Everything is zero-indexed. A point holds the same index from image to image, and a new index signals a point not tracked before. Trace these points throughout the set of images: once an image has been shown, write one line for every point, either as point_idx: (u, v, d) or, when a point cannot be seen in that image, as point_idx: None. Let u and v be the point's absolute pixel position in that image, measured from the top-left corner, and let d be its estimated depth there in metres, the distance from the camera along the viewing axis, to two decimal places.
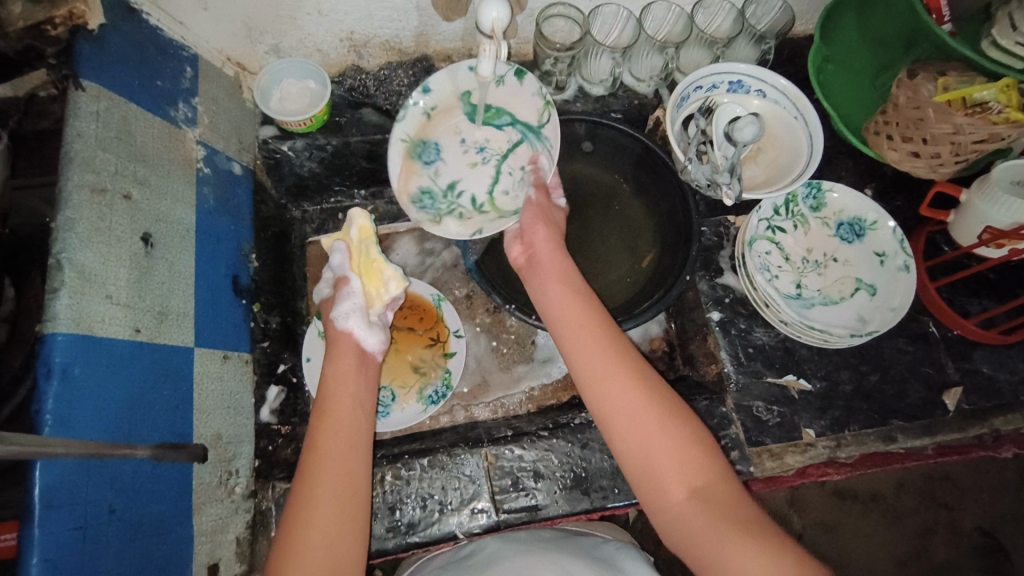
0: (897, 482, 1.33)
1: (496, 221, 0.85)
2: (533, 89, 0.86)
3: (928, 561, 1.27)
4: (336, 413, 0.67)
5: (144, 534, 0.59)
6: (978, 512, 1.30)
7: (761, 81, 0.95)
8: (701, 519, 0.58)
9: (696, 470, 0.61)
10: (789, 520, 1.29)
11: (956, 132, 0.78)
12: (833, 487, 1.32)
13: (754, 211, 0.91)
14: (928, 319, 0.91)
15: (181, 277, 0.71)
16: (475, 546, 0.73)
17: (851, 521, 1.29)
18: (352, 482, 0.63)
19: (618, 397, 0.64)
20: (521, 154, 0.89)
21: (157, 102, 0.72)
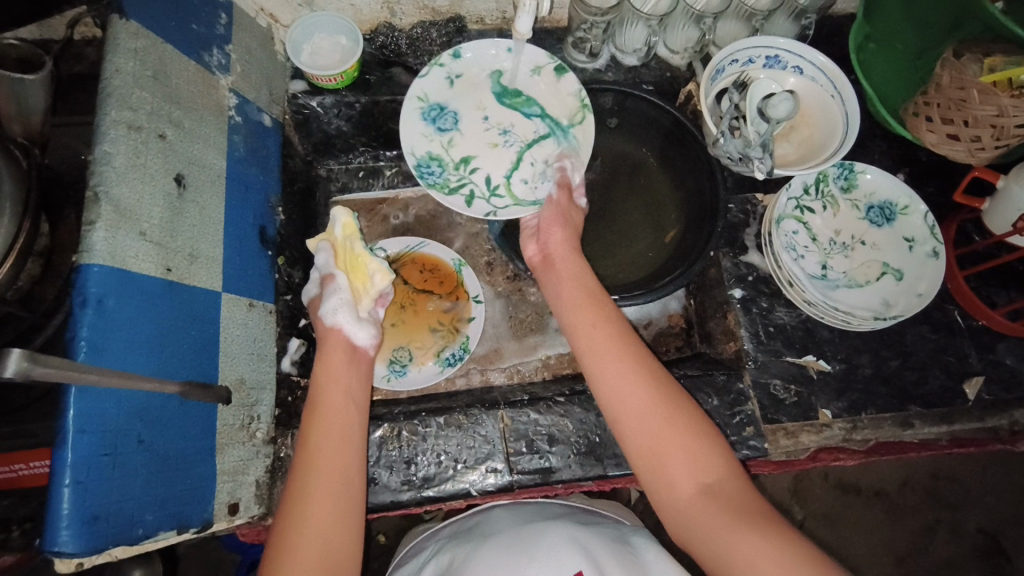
0: (903, 479, 1.32)
1: (512, 208, 0.84)
2: (571, 88, 0.89)
3: (928, 557, 1.27)
4: (329, 411, 0.68)
5: (170, 467, 0.60)
6: (982, 513, 1.30)
7: (799, 56, 0.93)
8: (708, 512, 0.59)
9: (705, 468, 0.62)
10: (791, 510, 1.30)
11: (1000, 115, 0.77)
12: (837, 480, 1.32)
13: (783, 189, 0.90)
14: (953, 308, 0.90)
15: (211, 222, 0.72)
16: (479, 518, 0.78)
17: (853, 515, 1.30)
18: (346, 480, 0.64)
19: (628, 387, 0.65)
20: (548, 147, 0.88)
21: (192, 45, 0.73)
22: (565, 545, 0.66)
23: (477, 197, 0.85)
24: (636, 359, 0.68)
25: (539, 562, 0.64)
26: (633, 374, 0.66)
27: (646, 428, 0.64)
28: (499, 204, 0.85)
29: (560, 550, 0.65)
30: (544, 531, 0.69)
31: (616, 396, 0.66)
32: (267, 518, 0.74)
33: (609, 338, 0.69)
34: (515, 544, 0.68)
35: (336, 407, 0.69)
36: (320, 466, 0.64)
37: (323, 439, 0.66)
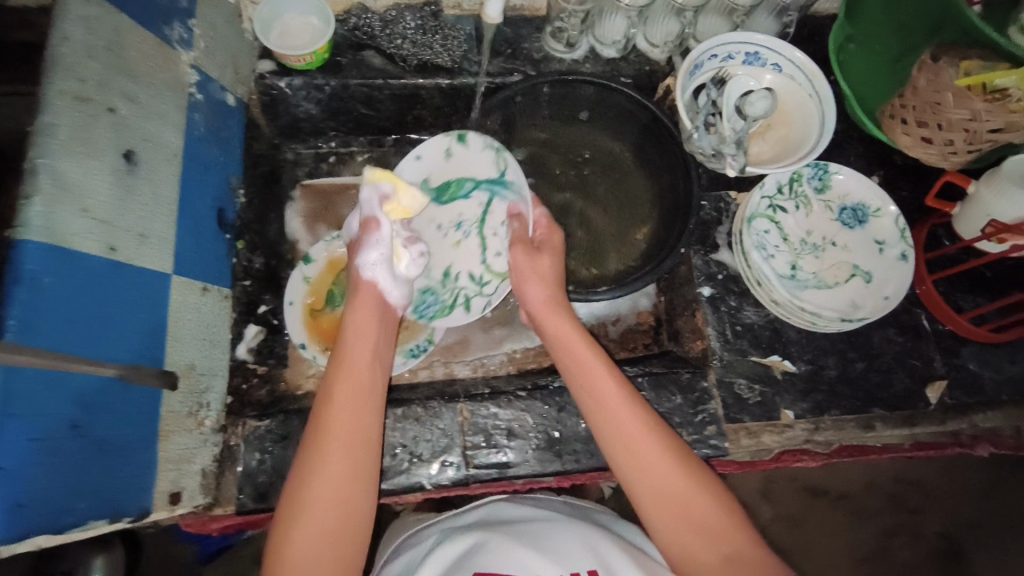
0: (868, 482, 1.33)
1: (504, 287, 0.88)
2: (482, 145, 0.89)
3: (889, 558, 1.29)
4: (342, 401, 0.65)
5: (107, 453, 0.59)
6: (945, 517, 1.30)
7: (779, 54, 0.91)
8: (706, 548, 0.61)
9: (724, 536, 0.62)
10: (757, 510, 1.30)
11: (973, 119, 0.76)
12: (804, 482, 1.32)
13: (756, 187, 0.89)
14: (920, 312, 0.90)
15: (164, 202, 0.69)
16: (490, 511, 0.75)
17: (817, 517, 1.30)
18: (355, 484, 0.62)
19: (645, 452, 0.66)
20: (500, 208, 0.88)
21: (152, 17, 0.69)
22: (578, 548, 0.65)
23: (472, 296, 0.89)
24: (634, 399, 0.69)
25: (550, 556, 0.63)
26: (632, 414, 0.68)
27: (648, 466, 0.65)
28: (491, 290, 0.88)
29: (572, 553, 0.64)
30: (555, 531, 0.68)
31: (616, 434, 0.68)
32: (214, 508, 0.74)
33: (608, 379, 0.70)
34: (526, 538, 0.66)
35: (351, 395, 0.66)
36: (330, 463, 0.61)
37: (335, 430, 0.63)
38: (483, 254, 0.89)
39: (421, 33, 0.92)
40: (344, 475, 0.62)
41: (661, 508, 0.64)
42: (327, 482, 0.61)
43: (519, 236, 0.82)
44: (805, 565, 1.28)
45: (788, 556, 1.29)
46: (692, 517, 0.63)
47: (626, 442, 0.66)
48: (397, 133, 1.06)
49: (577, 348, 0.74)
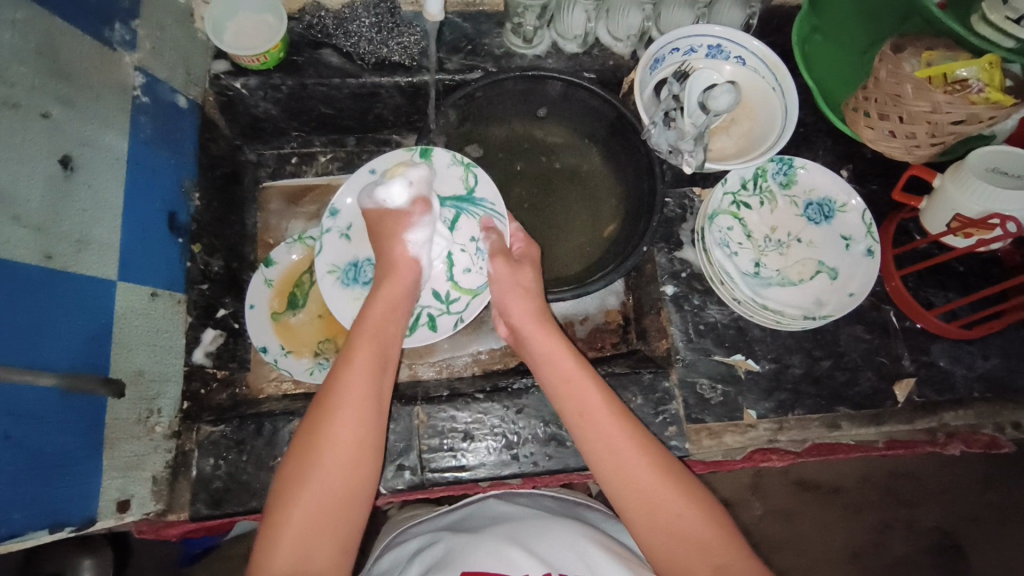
0: (862, 476, 1.28)
1: (475, 304, 0.83)
2: (447, 160, 0.83)
3: (883, 555, 1.25)
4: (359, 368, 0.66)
5: (43, 463, 0.58)
6: (939, 512, 1.27)
7: (742, 46, 0.90)
8: (694, 552, 0.60)
9: (716, 548, 0.61)
10: (749, 505, 1.27)
11: (934, 111, 0.74)
12: (797, 476, 1.28)
13: (719, 184, 0.87)
14: (889, 308, 0.88)
15: (105, 207, 0.68)
16: (471, 510, 0.73)
17: (811, 512, 1.26)
18: (362, 448, 0.63)
19: (631, 465, 0.64)
20: (469, 225, 0.83)
21: (89, 19, 0.68)
22: (561, 545, 0.63)
23: (438, 315, 0.83)
24: (614, 409, 0.69)
25: (529, 553, 0.61)
26: (613, 423, 0.67)
27: (630, 472, 0.64)
28: (460, 308, 0.84)
29: (554, 551, 0.62)
30: (542, 526, 0.66)
31: (597, 440, 0.67)
32: (168, 514, 0.73)
33: (589, 389, 0.70)
34: (511, 533, 0.64)
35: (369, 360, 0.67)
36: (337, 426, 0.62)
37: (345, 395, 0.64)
38: (449, 271, 0.83)
39: (377, 31, 0.91)
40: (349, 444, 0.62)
41: (643, 512, 0.63)
42: (337, 444, 0.61)
43: (498, 249, 0.80)
44: (794, 562, 1.24)
45: (779, 550, 1.25)
46: (676, 523, 0.62)
47: (607, 448, 0.66)
48: (359, 132, 1.06)
49: (556, 360, 0.73)
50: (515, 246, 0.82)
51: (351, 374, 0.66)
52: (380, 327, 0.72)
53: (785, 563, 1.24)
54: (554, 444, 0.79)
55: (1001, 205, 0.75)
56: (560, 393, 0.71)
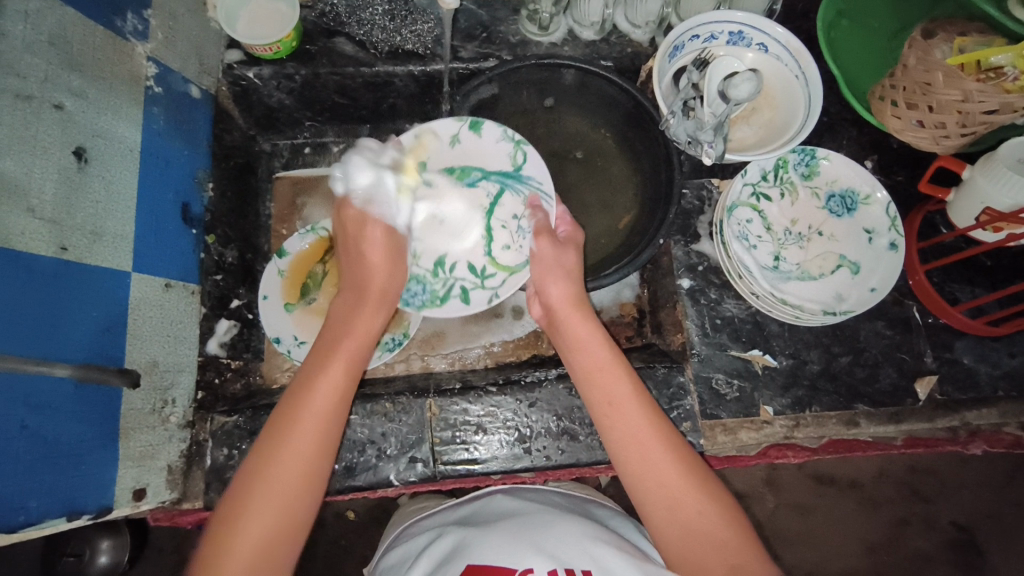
0: (879, 471, 1.26)
1: (510, 282, 0.80)
2: (498, 134, 0.82)
3: (900, 551, 1.23)
4: (320, 394, 0.63)
5: (60, 453, 0.59)
6: (958, 508, 1.25)
7: (764, 33, 0.87)
8: (709, 548, 0.59)
9: (733, 548, 0.60)
10: (763, 498, 1.26)
11: (965, 100, 0.71)
12: (813, 471, 1.26)
13: (738, 175, 0.85)
14: (912, 304, 0.86)
15: (119, 198, 0.68)
16: (481, 503, 0.73)
17: (826, 506, 1.25)
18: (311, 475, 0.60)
19: (654, 460, 0.63)
20: (511, 202, 0.81)
21: (100, 8, 0.67)
22: (573, 540, 0.62)
23: (472, 289, 0.80)
24: (643, 402, 0.67)
25: (540, 550, 0.60)
26: (640, 415, 0.66)
27: (652, 465, 0.63)
28: (496, 285, 0.80)
29: (567, 545, 0.61)
30: (553, 524, 0.65)
31: (623, 431, 0.65)
32: (182, 503, 0.74)
33: (619, 379, 0.68)
34: (521, 531, 0.64)
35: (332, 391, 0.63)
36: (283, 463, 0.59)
37: (299, 429, 0.60)
38: (487, 246, 0.81)
39: (391, 19, 0.90)
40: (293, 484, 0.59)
41: (659, 505, 0.62)
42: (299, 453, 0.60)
43: (543, 226, 0.77)
44: (810, 557, 1.23)
45: (793, 544, 1.24)
46: (694, 519, 0.61)
47: (630, 441, 0.65)
48: (373, 122, 1.05)
49: (588, 348, 0.71)
50: (561, 230, 0.79)
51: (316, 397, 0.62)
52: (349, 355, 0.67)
53: (800, 558, 1.23)
54: (566, 439, 0.78)
55: None
56: (589, 381, 0.69)
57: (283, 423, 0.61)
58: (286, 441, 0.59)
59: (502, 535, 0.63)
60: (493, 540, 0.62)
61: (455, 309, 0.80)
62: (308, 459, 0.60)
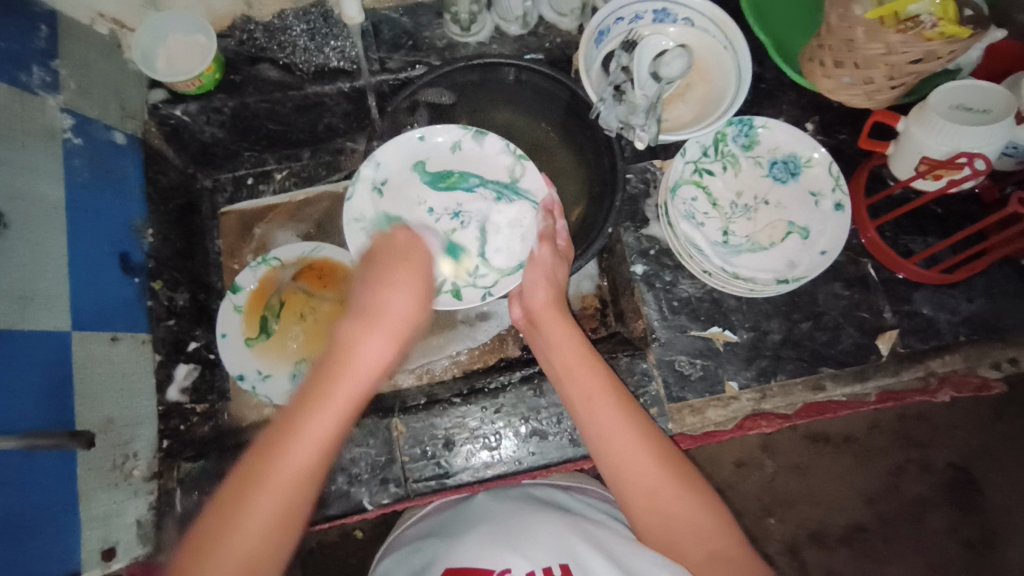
0: (872, 422, 1.26)
1: (502, 281, 0.81)
2: (499, 147, 0.84)
3: (899, 497, 1.24)
4: (322, 412, 0.55)
5: (14, 525, 0.58)
6: (953, 448, 1.25)
7: (686, 6, 0.86)
8: (688, 534, 0.61)
9: (710, 533, 0.61)
10: (761, 463, 1.25)
11: (889, 53, 0.71)
12: (807, 431, 1.26)
13: (678, 154, 0.85)
14: (867, 261, 0.86)
15: (48, 258, 0.67)
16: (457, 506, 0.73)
17: (822, 464, 1.25)
18: (299, 496, 0.53)
19: (634, 454, 0.63)
20: (506, 211, 0.83)
21: (2, 67, 0.66)
22: (551, 535, 0.62)
23: (462, 286, 0.81)
24: (619, 394, 0.67)
25: (519, 551, 0.60)
26: (617, 412, 0.65)
27: (633, 459, 0.63)
28: (489, 283, 0.81)
29: (547, 540, 0.61)
30: (533, 518, 0.65)
31: (601, 428, 0.65)
32: (158, 555, 0.74)
33: (596, 373, 0.68)
34: (501, 533, 0.64)
35: (340, 411, 0.57)
36: (278, 484, 0.53)
37: (299, 449, 0.54)
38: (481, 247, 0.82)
39: (310, 38, 0.88)
40: (275, 512, 0.52)
41: (641, 498, 0.62)
42: (291, 469, 0.53)
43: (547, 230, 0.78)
44: (811, 516, 1.24)
45: (794, 506, 1.24)
46: (673, 506, 0.62)
47: (611, 438, 0.64)
48: (313, 145, 1.03)
49: (562, 347, 0.71)
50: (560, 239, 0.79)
51: (309, 420, 0.55)
52: (346, 400, 0.57)
53: (801, 516, 1.24)
54: (536, 441, 0.78)
55: (968, 142, 0.72)
56: (573, 388, 0.68)
57: (276, 437, 0.54)
58: (257, 496, 0.52)
59: (482, 538, 0.63)
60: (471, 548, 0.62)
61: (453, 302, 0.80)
62: (295, 486, 0.53)
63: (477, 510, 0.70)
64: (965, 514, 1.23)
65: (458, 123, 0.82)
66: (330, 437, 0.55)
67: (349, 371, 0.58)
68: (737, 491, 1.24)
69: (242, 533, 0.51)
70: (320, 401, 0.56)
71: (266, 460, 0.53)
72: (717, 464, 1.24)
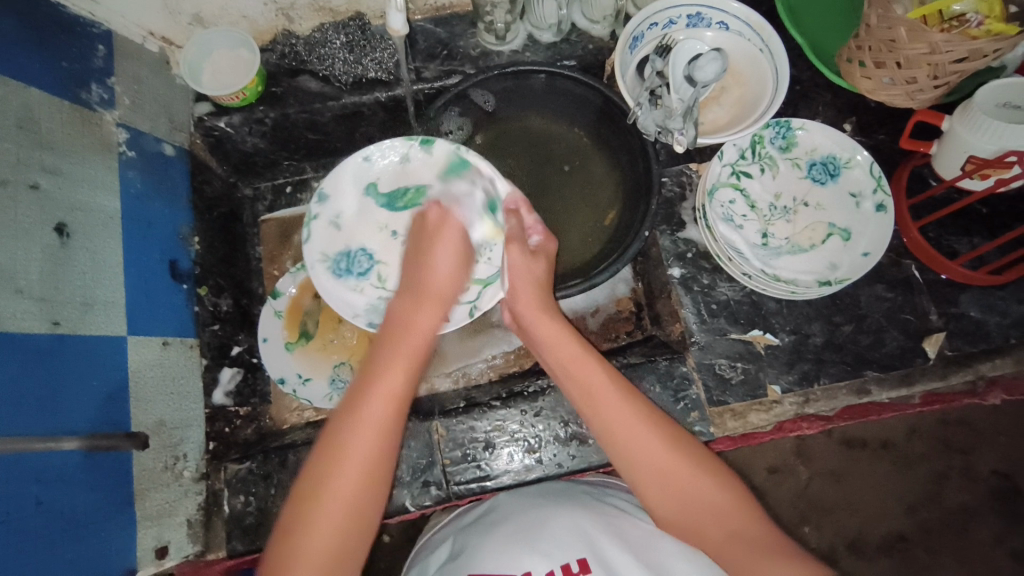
0: (910, 427, 1.23)
1: (486, 293, 0.77)
2: (447, 151, 0.78)
3: (940, 506, 1.21)
4: (383, 392, 0.61)
5: (78, 525, 0.60)
6: (996, 456, 1.22)
7: (722, 10, 0.86)
8: (708, 516, 0.60)
9: (732, 513, 0.60)
10: (795, 469, 1.23)
11: (932, 53, 0.69)
12: (842, 436, 1.23)
13: (715, 157, 0.85)
14: (910, 263, 0.84)
15: (106, 265, 0.69)
16: (487, 506, 0.72)
17: (859, 471, 1.22)
18: (385, 447, 0.60)
19: (642, 444, 0.63)
20: None
21: (63, 84, 0.69)
22: (569, 530, 0.63)
23: None
24: (623, 388, 0.67)
25: (537, 551, 0.61)
26: (622, 403, 0.65)
27: (641, 444, 0.63)
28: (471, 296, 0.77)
29: (563, 536, 0.62)
30: (550, 513, 0.66)
31: (607, 418, 0.65)
32: (207, 554, 0.75)
33: (595, 368, 0.67)
34: (520, 531, 0.65)
35: (405, 368, 0.64)
36: (362, 428, 0.59)
37: (366, 431, 0.59)
38: None
39: (350, 51, 0.91)
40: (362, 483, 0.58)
41: (652, 483, 0.62)
42: (366, 431, 0.59)
43: (513, 233, 0.74)
44: (850, 525, 1.20)
45: (830, 513, 1.21)
46: (689, 488, 0.61)
47: (615, 425, 0.64)
48: (349, 153, 1.05)
49: (557, 343, 0.71)
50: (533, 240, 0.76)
51: (383, 374, 0.63)
52: (406, 374, 0.64)
53: (839, 524, 1.21)
54: (575, 444, 0.78)
55: (1015, 142, 0.71)
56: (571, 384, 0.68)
57: (350, 404, 0.61)
58: (349, 447, 0.59)
59: (506, 536, 0.64)
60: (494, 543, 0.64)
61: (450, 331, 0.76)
62: (366, 479, 0.59)
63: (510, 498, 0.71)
64: (1011, 524, 1.20)
65: (402, 134, 0.77)
66: (392, 406, 0.61)
67: (398, 352, 0.65)
68: (772, 498, 1.21)
69: (325, 513, 0.57)
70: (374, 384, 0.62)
71: (354, 412, 0.60)
72: (751, 471, 1.22)
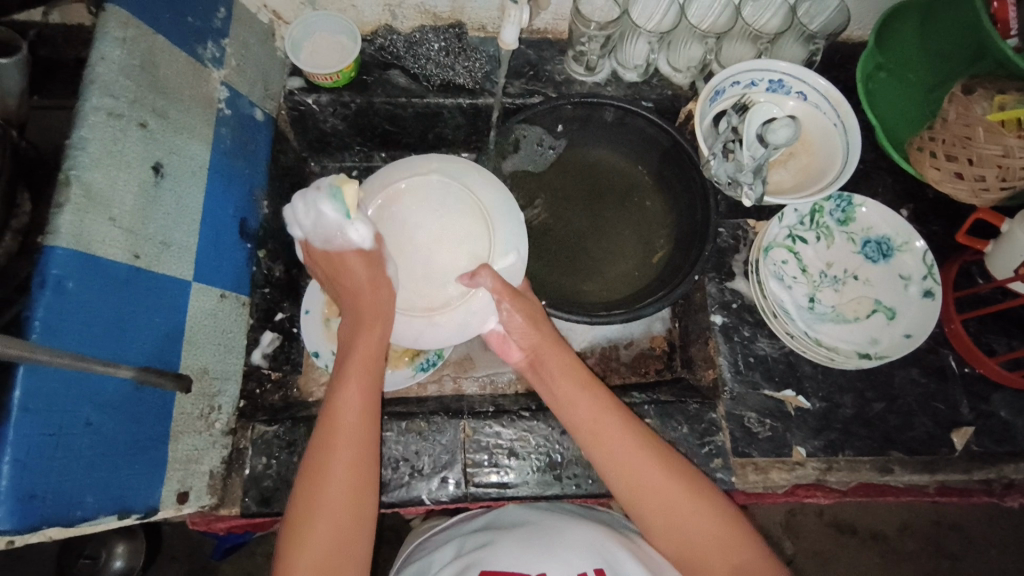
0: (904, 523, 1.22)
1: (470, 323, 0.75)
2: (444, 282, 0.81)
3: None
4: (350, 405, 0.65)
5: (116, 451, 0.61)
6: (986, 568, 1.20)
7: (804, 82, 0.89)
8: (711, 555, 0.61)
9: (738, 548, 0.61)
10: (781, 544, 1.21)
11: (1006, 155, 0.72)
12: (834, 519, 1.22)
13: (775, 218, 0.87)
14: (948, 353, 0.86)
15: (187, 212, 0.72)
16: (500, 515, 0.74)
17: (847, 558, 1.20)
18: (363, 459, 0.63)
19: (646, 478, 0.64)
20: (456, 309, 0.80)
21: (185, 37, 0.73)
22: (585, 544, 0.63)
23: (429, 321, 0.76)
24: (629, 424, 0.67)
25: (557, 557, 0.60)
26: (624, 439, 0.66)
27: (644, 479, 0.64)
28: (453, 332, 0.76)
29: (579, 548, 0.62)
30: (563, 529, 0.66)
31: (606, 453, 0.66)
32: (219, 509, 0.76)
33: (601, 399, 0.69)
34: (533, 538, 0.65)
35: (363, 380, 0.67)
36: (341, 446, 0.62)
37: (343, 439, 0.63)
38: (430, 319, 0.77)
39: (445, 55, 0.95)
40: (342, 518, 0.60)
41: (662, 525, 0.63)
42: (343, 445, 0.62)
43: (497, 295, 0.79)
44: None
45: None
46: (688, 518, 0.62)
47: (623, 463, 0.65)
48: (419, 150, 1.10)
49: (563, 376, 0.70)
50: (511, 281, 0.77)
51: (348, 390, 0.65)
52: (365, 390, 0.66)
53: None
54: (597, 468, 0.78)
55: None
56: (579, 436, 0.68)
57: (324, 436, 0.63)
58: (327, 473, 0.61)
59: (517, 543, 0.64)
60: (507, 545, 0.63)
61: (512, 265, 0.73)
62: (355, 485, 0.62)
63: (519, 516, 0.72)
64: None
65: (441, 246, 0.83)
66: (360, 416, 0.65)
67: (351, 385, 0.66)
68: None
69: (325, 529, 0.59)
70: (342, 396, 0.65)
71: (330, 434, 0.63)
72: None
